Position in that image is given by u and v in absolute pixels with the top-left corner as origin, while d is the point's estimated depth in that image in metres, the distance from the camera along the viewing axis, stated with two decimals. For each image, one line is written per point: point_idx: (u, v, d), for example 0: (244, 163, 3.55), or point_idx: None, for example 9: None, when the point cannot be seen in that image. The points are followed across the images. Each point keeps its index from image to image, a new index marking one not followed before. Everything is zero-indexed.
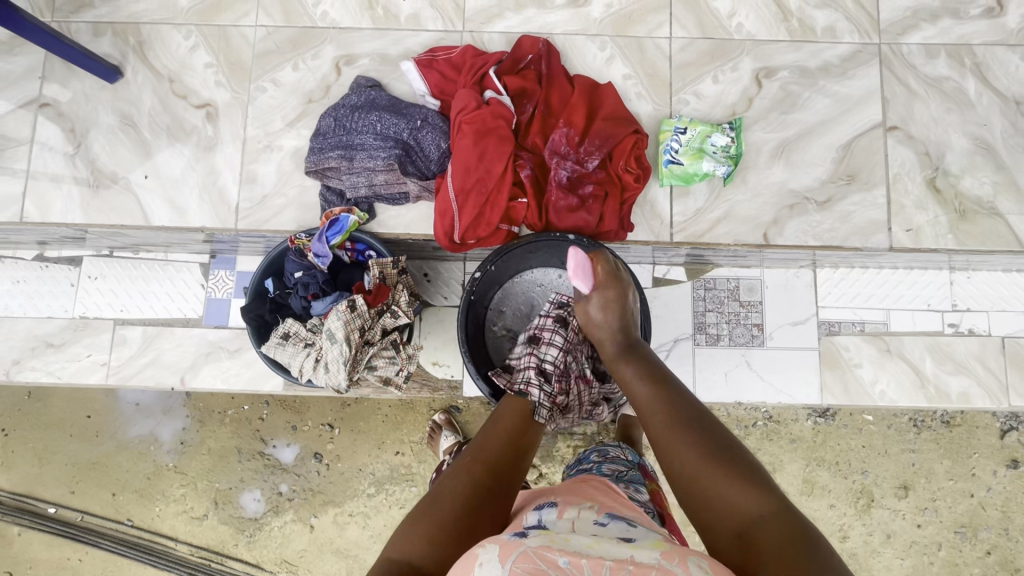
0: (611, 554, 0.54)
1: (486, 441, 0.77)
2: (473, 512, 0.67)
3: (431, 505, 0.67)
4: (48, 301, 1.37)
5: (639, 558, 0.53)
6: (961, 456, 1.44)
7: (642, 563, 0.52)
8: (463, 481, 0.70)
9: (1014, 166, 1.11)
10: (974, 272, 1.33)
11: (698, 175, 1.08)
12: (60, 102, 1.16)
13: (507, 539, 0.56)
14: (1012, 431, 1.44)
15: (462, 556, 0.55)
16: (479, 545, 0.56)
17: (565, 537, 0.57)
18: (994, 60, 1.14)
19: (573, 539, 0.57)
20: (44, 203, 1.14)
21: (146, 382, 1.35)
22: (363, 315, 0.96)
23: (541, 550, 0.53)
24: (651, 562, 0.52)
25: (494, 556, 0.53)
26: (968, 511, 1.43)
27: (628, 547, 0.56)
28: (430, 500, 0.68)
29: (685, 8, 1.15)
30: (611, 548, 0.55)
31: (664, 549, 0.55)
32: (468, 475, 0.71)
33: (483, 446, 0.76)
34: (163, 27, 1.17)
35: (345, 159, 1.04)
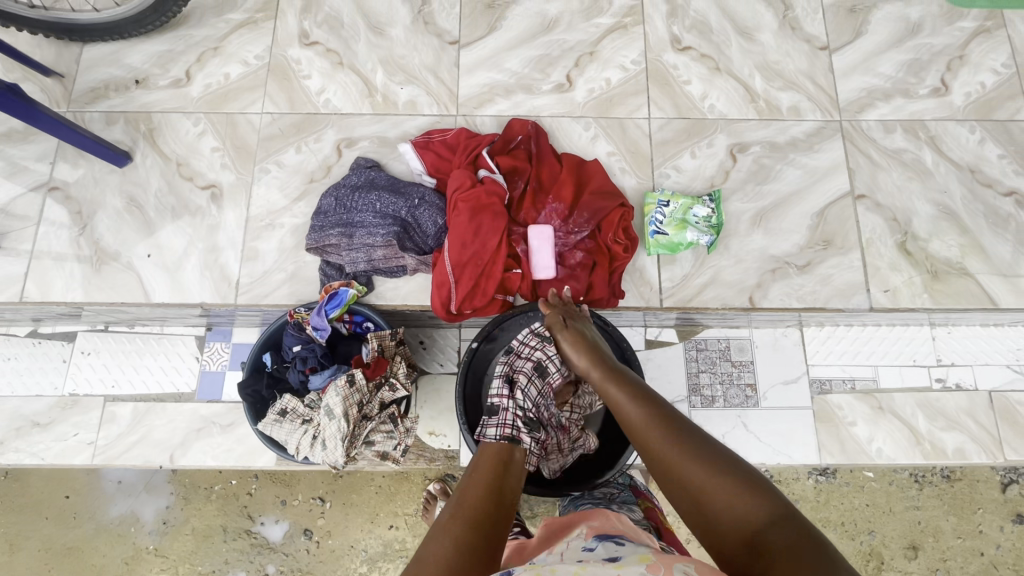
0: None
1: (465, 494, 0.76)
2: (466, 575, 0.64)
3: (416, 571, 0.64)
4: (37, 378, 1.35)
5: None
6: (967, 513, 1.43)
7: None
8: (448, 541, 0.68)
9: (977, 229, 1.18)
10: (953, 326, 1.38)
11: (683, 245, 1.13)
12: (69, 185, 1.20)
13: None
14: (1012, 484, 1.43)
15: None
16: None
17: (551, 568, 0.61)
18: (946, 133, 1.24)
19: (560, 569, 0.61)
20: (46, 282, 1.16)
21: (133, 460, 1.31)
22: (362, 389, 0.97)
23: None
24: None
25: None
26: (981, 572, 1.40)
27: (613, 567, 0.61)
28: (418, 562, 0.66)
29: (661, 92, 1.25)
30: (598, 572, 0.60)
31: (649, 563, 0.60)
32: (454, 532, 0.69)
33: (463, 503, 0.74)
34: (173, 115, 1.24)
35: (346, 236, 1.08)
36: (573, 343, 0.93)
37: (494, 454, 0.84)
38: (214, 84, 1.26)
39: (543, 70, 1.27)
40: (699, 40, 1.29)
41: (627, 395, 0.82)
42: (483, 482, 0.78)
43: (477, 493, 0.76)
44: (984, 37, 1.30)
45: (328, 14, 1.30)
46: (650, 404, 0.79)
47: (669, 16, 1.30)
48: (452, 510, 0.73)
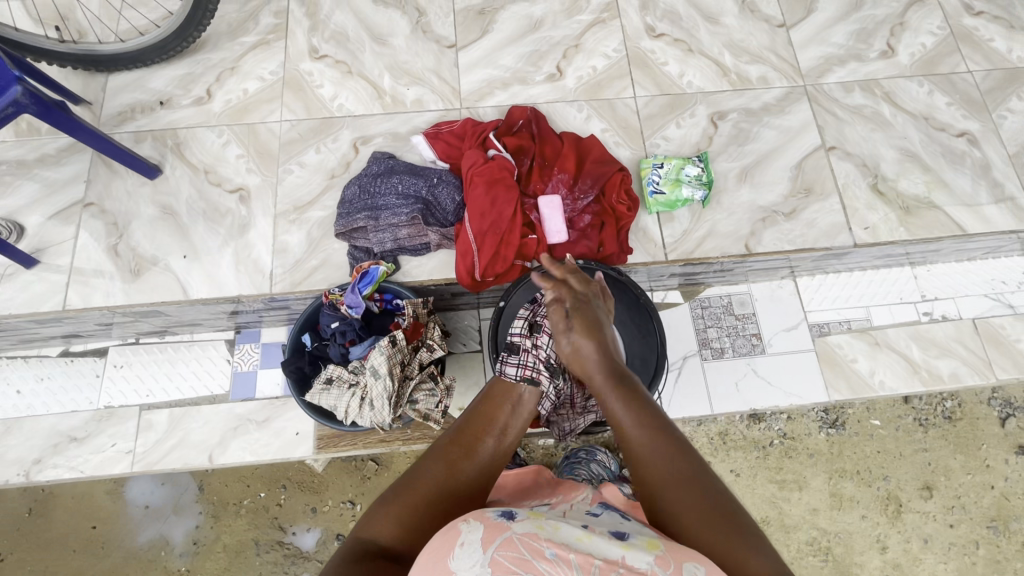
0: (600, 553, 0.58)
1: (466, 427, 0.81)
2: (450, 504, 0.73)
3: (406, 490, 0.72)
4: (72, 395, 1.39)
5: (630, 562, 0.56)
6: (972, 449, 1.51)
7: (632, 567, 0.56)
8: (443, 467, 0.75)
9: (938, 167, 1.32)
10: (932, 265, 1.49)
11: (680, 201, 1.24)
12: (103, 200, 1.28)
13: (497, 522, 0.61)
14: (1010, 418, 1.52)
15: (445, 530, 0.61)
16: (463, 520, 0.62)
17: (554, 525, 0.62)
18: (899, 88, 1.39)
19: (563, 528, 0.61)
20: (87, 291, 1.22)
21: (172, 464, 1.34)
22: (403, 349, 1.04)
23: (526, 538, 0.58)
24: (643, 568, 0.56)
25: (478, 533, 0.59)
26: (994, 504, 1.47)
27: (618, 546, 0.59)
28: (411, 479, 0.74)
29: (643, 73, 1.39)
30: (601, 545, 0.59)
31: (658, 554, 0.58)
32: (448, 459, 0.76)
33: (462, 433, 0.80)
34: (198, 129, 1.33)
35: (373, 219, 1.17)
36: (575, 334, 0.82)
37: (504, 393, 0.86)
38: (235, 99, 1.36)
39: (534, 63, 1.40)
40: (671, 28, 1.44)
41: (628, 411, 0.75)
42: (487, 423, 0.82)
43: (477, 425, 0.81)
44: (919, 6, 1.47)
45: (335, 31, 1.42)
46: (657, 431, 0.72)
47: (642, 9, 1.45)
48: (451, 436, 0.80)
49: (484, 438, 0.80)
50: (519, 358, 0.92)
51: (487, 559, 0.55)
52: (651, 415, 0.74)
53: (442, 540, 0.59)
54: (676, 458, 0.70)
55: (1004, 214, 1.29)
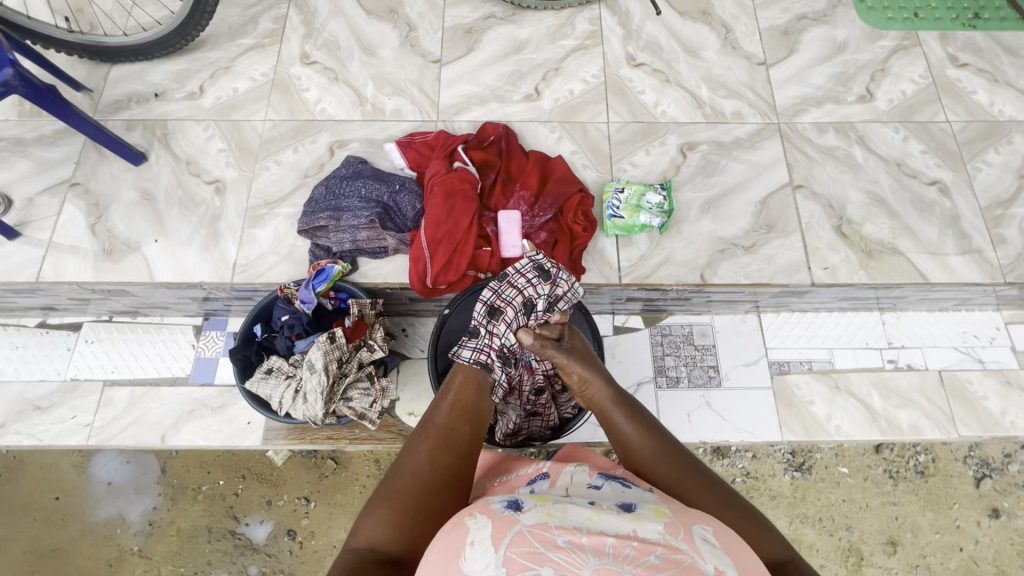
0: (613, 529, 0.56)
1: (433, 420, 0.81)
2: (438, 492, 0.72)
3: (395, 491, 0.71)
4: (43, 365, 1.44)
5: (642, 534, 0.56)
6: (942, 507, 1.46)
7: (646, 539, 0.55)
8: (422, 458, 0.75)
9: (905, 214, 1.31)
10: (902, 312, 1.47)
11: (637, 226, 1.26)
12: (89, 181, 1.34)
13: (503, 516, 0.59)
14: (985, 478, 1.47)
15: (454, 528, 0.59)
16: (471, 516, 0.60)
17: (563, 509, 0.60)
18: (874, 133, 1.39)
19: (572, 511, 0.59)
20: (61, 266, 1.28)
21: (127, 441, 1.38)
22: (342, 347, 1.07)
23: (537, 529, 0.56)
24: (656, 539, 0.55)
25: (487, 531, 0.57)
26: (960, 567, 1.42)
27: (630, 519, 0.58)
28: (393, 481, 0.72)
29: (618, 100, 1.42)
30: (613, 522, 0.58)
31: (667, 522, 0.59)
32: (428, 449, 0.76)
33: (432, 425, 0.80)
34: (186, 122, 1.40)
35: (334, 219, 1.21)
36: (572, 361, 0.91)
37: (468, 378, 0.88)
38: (224, 96, 1.43)
39: (513, 83, 1.44)
40: (651, 58, 1.47)
41: (634, 425, 0.82)
42: (453, 413, 0.83)
43: (446, 414, 0.82)
44: (902, 54, 1.48)
45: (327, 39, 1.49)
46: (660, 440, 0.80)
47: (625, 39, 1.49)
48: (424, 426, 0.80)
49: (456, 426, 0.81)
50: (475, 342, 0.94)
51: (500, 558, 0.53)
52: (653, 427, 0.82)
53: (451, 540, 0.58)
54: (679, 461, 0.77)
55: (969, 266, 1.27)
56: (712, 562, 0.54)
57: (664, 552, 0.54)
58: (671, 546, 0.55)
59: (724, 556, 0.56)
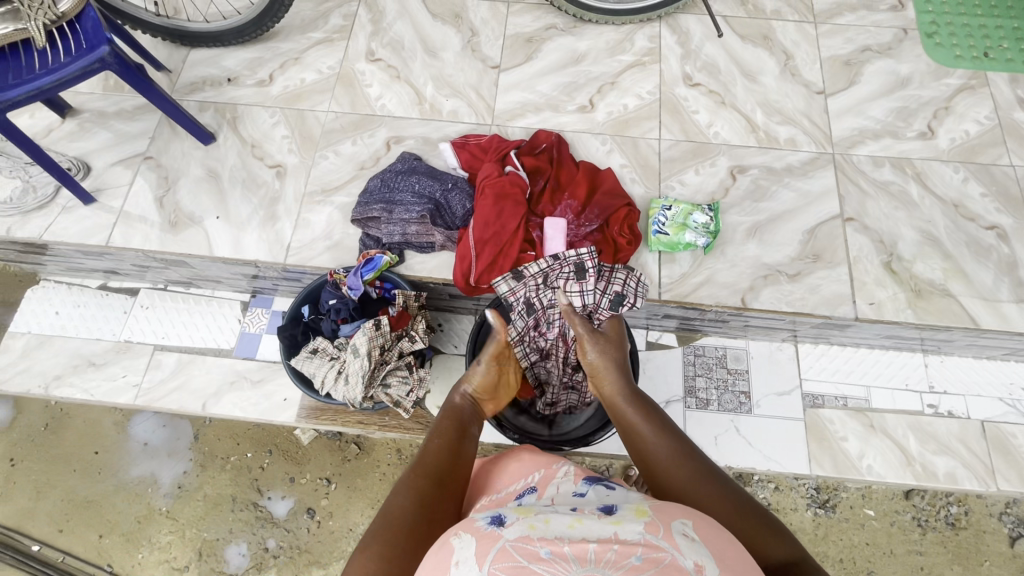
0: (595, 535, 0.58)
1: (424, 456, 0.85)
2: (422, 518, 0.74)
3: (383, 526, 0.72)
4: (100, 325, 1.53)
5: (623, 536, 0.57)
6: (972, 563, 1.41)
7: (627, 540, 0.57)
8: (408, 495, 0.77)
9: (959, 256, 1.28)
10: (946, 357, 1.43)
11: (682, 244, 1.27)
12: (161, 156, 1.43)
13: (487, 532, 0.61)
14: (1021, 538, 1.41)
15: (438, 550, 0.62)
16: (456, 537, 0.62)
17: (545, 520, 0.61)
18: (932, 171, 1.36)
19: (554, 520, 0.61)
20: (128, 233, 1.36)
21: (169, 404, 1.45)
22: (385, 335, 1.11)
23: (520, 543, 0.58)
24: (636, 539, 0.57)
25: (473, 550, 0.59)
26: None
27: (610, 523, 0.60)
28: (384, 517, 0.74)
29: (672, 118, 1.43)
30: (595, 528, 0.59)
31: (647, 521, 0.60)
32: (415, 485, 0.79)
33: (422, 460, 0.84)
34: (254, 108, 1.47)
35: (387, 211, 1.25)
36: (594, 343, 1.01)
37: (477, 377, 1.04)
38: (292, 86, 1.49)
39: (569, 93, 1.47)
40: (708, 79, 1.47)
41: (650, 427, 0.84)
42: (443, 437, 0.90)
43: (436, 446, 0.87)
44: (969, 93, 1.45)
45: (393, 38, 1.54)
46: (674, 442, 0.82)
47: (683, 58, 1.50)
48: (414, 464, 0.83)
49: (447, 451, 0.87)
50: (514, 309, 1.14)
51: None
52: (666, 430, 0.84)
53: (439, 562, 0.60)
54: (692, 465, 0.77)
55: None
56: (691, 556, 0.55)
57: (645, 551, 0.55)
58: (652, 545, 0.56)
59: (704, 547, 0.57)
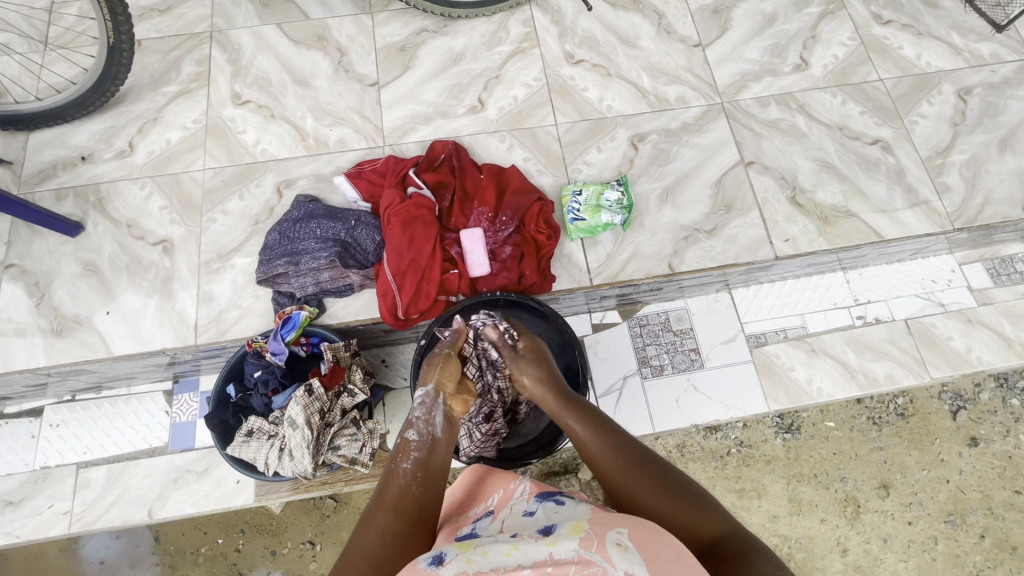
0: (529, 559, 0.53)
1: (388, 485, 0.73)
2: (398, 566, 0.63)
3: (344, 571, 0.62)
4: (7, 458, 1.36)
5: (557, 556, 0.52)
6: (926, 444, 1.52)
7: (560, 561, 0.51)
8: (376, 535, 0.66)
9: (854, 176, 1.35)
10: (864, 268, 1.52)
11: (600, 226, 1.27)
12: (26, 261, 1.28)
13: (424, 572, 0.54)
14: (961, 411, 1.54)
15: None
16: None
17: (483, 552, 0.55)
18: (813, 100, 1.42)
19: (491, 550, 0.55)
20: (9, 354, 1.21)
21: (111, 522, 1.32)
22: (322, 397, 1.06)
23: None
24: (570, 558, 0.51)
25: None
26: (950, 498, 1.49)
27: (546, 543, 0.54)
28: (347, 557, 0.64)
29: (562, 100, 1.41)
30: (530, 550, 0.54)
31: (583, 536, 0.54)
32: (382, 524, 0.67)
33: (386, 493, 0.71)
34: (120, 183, 1.33)
35: (292, 264, 1.17)
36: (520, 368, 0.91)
37: (445, 380, 0.90)
38: (157, 150, 1.36)
39: (456, 96, 1.42)
40: (590, 53, 1.46)
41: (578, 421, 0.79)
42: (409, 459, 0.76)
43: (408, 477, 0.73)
44: (830, 18, 1.51)
45: (257, 76, 1.43)
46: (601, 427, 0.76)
47: (561, 37, 1.48)
48: (376, 502, 0.70)
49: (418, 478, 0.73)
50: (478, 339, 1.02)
51: None
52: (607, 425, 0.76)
53: None
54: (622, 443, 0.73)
55: (919, 218, 1.32)
56: (626, 567, 0.49)
57: (578, 570, 0.50)
58: (585, 562, 0.50)
59: (639, 554, 0.51)
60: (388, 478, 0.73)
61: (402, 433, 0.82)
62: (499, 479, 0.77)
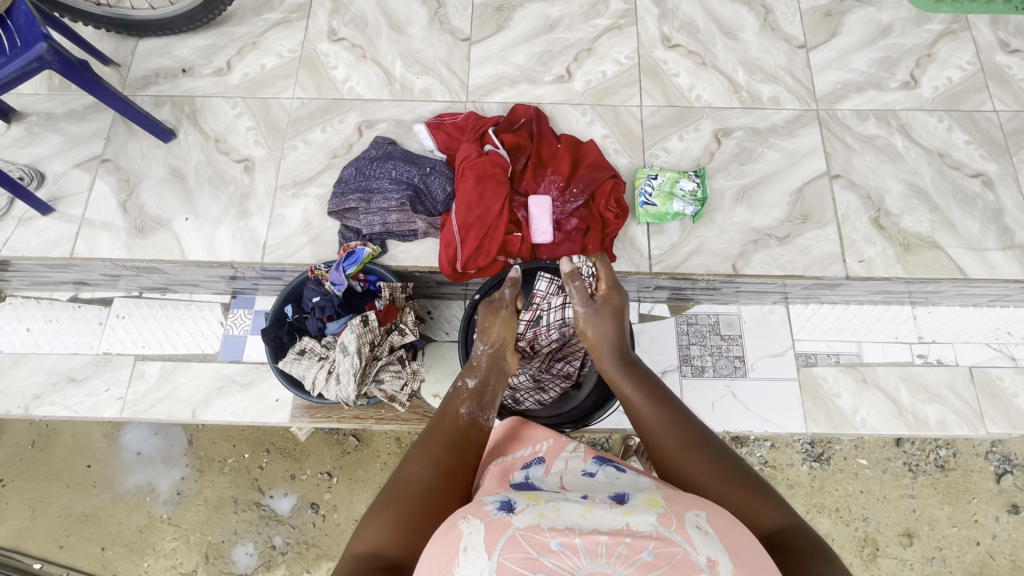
0: (605, 525, 0.52)
1: (439, 422, 0.76)
2: (447, 495, 0.66)
3: (396, 493, 0.65)
4: (75, 338, 1.47)
5: (634, 528, 0.51)
6: (962, 501, 1.45)
7: (639, 533, 0.51)
8: (428, 465, 0.69)
9: (946, 207, 1.28)
10: (933, 308, 1.44)
11: (670, 215, 1.25)
12: (120, 158, 1.35)
13: (495, 518, 0.54)
14: (1006, 474, 1.46)
15: (445, 531, 0.55)
16: (464, 520, 0.55)
17: (555, 508, 0.55)
18: (916, 122, 1.35)
19: (565, 508, 0.55)
20: (94, 242, 1.30)
21: (158, 415, 1.41)
22: (374, 330, 1.09)
23: (530, 532, 0.52)
24: (648, 532, 0.51)
25: (480, 536, 0.52)
26: (977, 561, 1.42)
27: (621, 511, 0.53)
28: (393, 486, 0.67)
29: (652, 83, 1.38)
30: (606, 516, 0.53)
31: (661, 511, 0.53)
32: (432, 454, 0.70)
33: (440, 426, 0.75)
34: (214, 100, 1.39)
35: (364, 201, 1.21)
36: (590, 317, 0.88)
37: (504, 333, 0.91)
38: (252, 72, 1.41)
39: (545, 63, 1.41)
40: (687, 39, 1.42)
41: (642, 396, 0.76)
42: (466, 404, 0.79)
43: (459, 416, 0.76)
44: (951, 38, 1.42)
45: (355, 15, 1.46)
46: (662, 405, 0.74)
47: (660, 18, 1.44)
48: (427, 433, 0.74)
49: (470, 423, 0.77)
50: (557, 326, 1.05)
51: (494, 566, 0.49)
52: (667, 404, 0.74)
53: (445, 547, 0.52)
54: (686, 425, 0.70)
55: (1010, 263, 1.25)
56: (708, 554, 0.49)
57: (657, 547, 0.49)
58: (664, 540, 0.50)
59: (720, 541, 0.50)
60: (440, 417, 0.76)
61: (461, 379, 0.86)
62: (545, 432, 0.78)
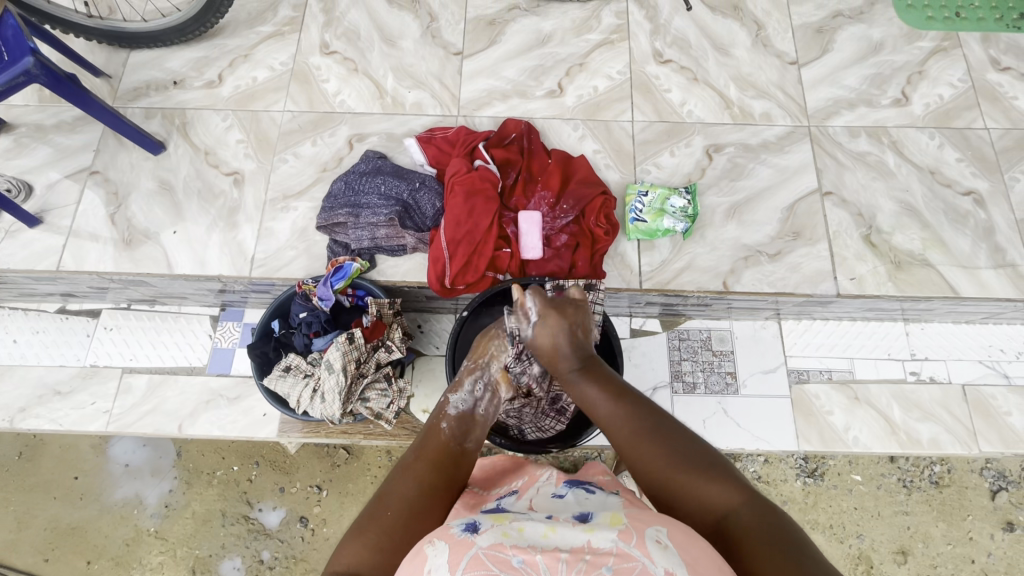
0: (567, 544, 0.51)
1: (428, 440, 0.76)
2: (430, 514, 0.65)
3: (378, 508, 0.64)
4: (62, 350, 1.45)
5: (595, 545, 0.50)
6: (957, 519, 1.44)
7: (598, 550, 0.50)
8: (412, 482, 0.68)
9: (937, 225, 1.28)
10: (926, 324, 1.44)
11: (660, 231, 1.24)
12: (109, 170, 1.35)
13: (460, 538, 0.53)
14: (1001, 492, 1.45)
15: (412, 558, 0.53)
16: (429, 542, 0.54)
17: (519, 527, 0.54)
18: (907, 139, 1.35)
19: (528, 528, 0.54)
20: (81, 255, 1.29)
21: (144, 428, 1.39)
22: (361, 348, 1.08)
23: (492, 550, 0.50)
24: (608, 548, 0.50)
25: (443, 557, 0.51)
26: None
27: (584, 529, 0.53)
28: (377, 503, 0.65)
29: (643, 98, 1.38)
30: (567, 534, 0.52)
31: (622, 528, 0.52)
32: (416, 473, 0.69)
33: (426, 446, 0.74)
34: (204, 112, 1.39)
35: (353, 215, 1.21)
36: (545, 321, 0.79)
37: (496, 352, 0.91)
38: (243, 85, 1.41)
39: (536, 78, 1.41)
40: (679, 55, 1.42)
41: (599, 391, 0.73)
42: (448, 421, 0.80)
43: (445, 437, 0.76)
44: (942, 56, 1.42)
45: (347, 28, 1.46)
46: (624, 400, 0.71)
47: (652, 34, 1.44)
48: (415, 453, 0.73)
49: (455, 437, 0.78)
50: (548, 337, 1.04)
51: None
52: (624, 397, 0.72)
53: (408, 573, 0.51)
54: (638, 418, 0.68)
55: (1002, 281, 1.24)
56: (667, 567, 0.48)
57: (617, 563, 0.48)
58: (624, 556, 0.49)
59: (679, 555, 0.49)
60: (428, 435, 0.76)
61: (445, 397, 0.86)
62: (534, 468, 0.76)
